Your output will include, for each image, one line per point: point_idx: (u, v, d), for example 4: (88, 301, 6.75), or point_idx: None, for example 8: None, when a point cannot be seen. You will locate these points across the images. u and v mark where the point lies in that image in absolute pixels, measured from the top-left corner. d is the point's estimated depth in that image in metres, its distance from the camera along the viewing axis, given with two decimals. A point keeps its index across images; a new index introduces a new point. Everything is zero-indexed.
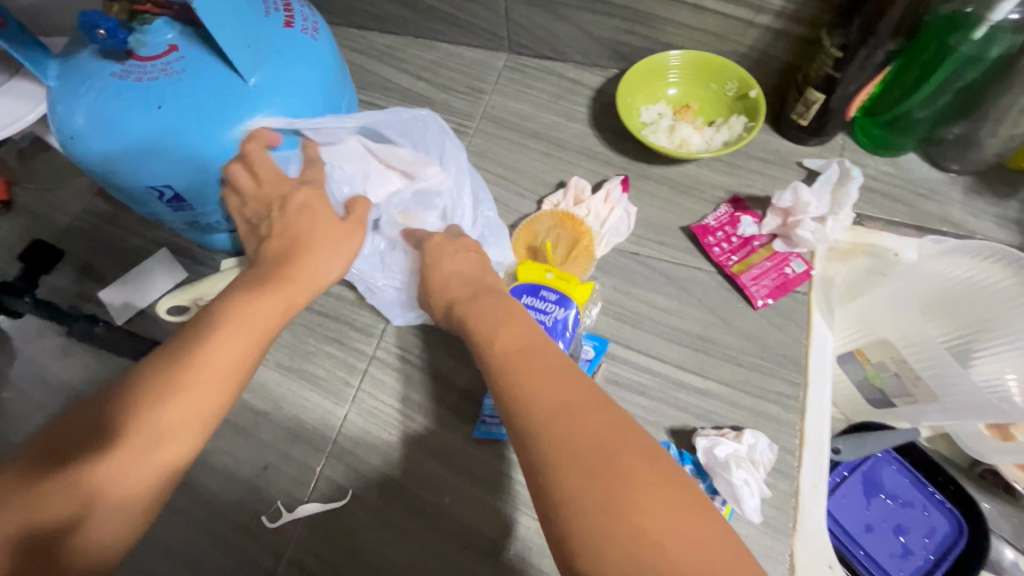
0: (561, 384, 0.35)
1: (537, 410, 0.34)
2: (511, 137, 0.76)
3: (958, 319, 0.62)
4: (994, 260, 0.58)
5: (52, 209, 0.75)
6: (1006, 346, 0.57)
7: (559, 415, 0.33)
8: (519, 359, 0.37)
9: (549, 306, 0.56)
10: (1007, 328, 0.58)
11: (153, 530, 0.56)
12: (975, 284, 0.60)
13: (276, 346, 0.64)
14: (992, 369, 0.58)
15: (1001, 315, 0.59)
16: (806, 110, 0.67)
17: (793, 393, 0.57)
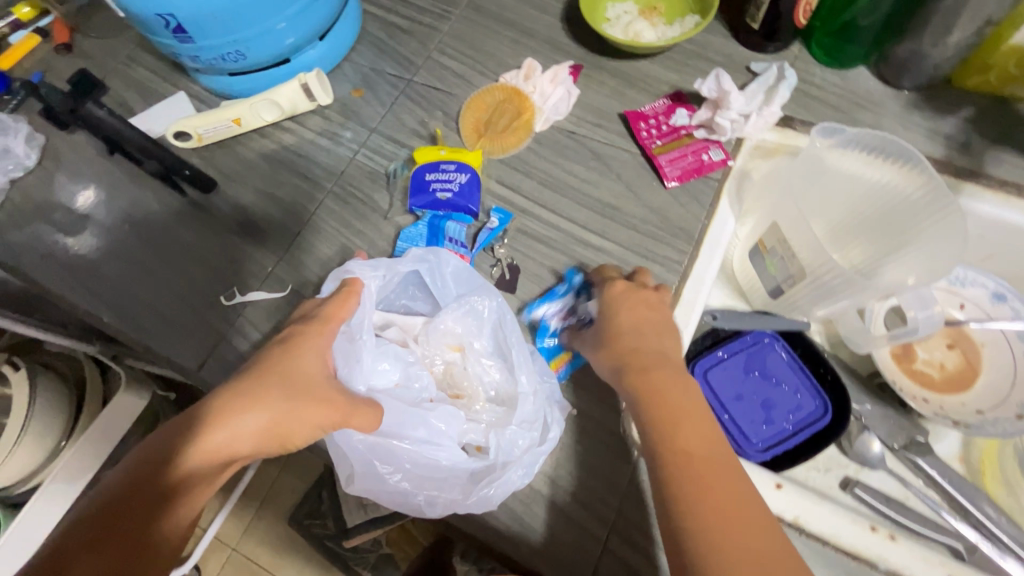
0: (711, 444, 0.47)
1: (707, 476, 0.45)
2: (486, 24, 0.82)
3: (866, 243, 0.65)
4: (903, 162, 0.59)
5: (97, 53, 0.89)
6: (913, 252, 0.58)
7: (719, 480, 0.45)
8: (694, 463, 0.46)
9: (449, 174, 0.66)
10: (914, 240, 0.59)
11: (142, 296, 0.71)
12: (882, 190, 0.62)
13: (256, 177, 0.76)
14: (895, 276, 0.59)
15: (916, 227, 0.59)
16: (757, 11, 0.70)
17: (679, 259, 0.63)
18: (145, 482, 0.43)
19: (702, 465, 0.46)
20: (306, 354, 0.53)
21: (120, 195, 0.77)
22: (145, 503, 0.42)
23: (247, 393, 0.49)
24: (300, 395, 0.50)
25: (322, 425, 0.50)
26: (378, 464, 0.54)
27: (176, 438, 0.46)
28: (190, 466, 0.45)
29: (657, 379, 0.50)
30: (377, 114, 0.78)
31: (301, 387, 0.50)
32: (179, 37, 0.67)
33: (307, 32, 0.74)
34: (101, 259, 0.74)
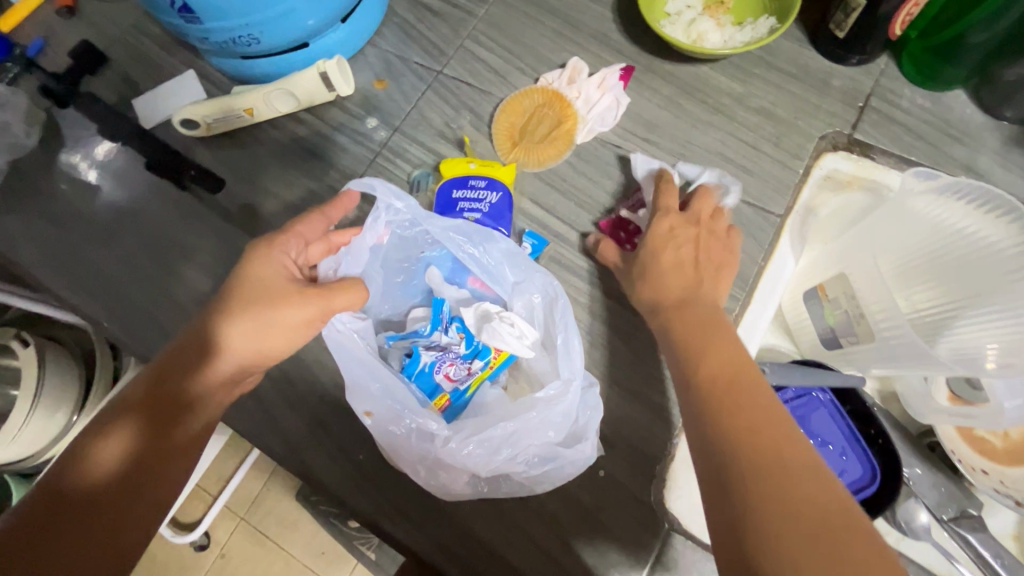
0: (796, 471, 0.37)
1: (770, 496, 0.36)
2: (528, 11, 0.73)
3: (945, 291, 0.55)
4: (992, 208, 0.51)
5: (102, 18, 0.82)
6: (993, 316, 0.50)
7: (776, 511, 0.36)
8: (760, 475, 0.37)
9: (478, 193, 0.59)
10: (996, 301, 0.51)
11: (145, 298, 0.67)
12: (968, 239, 0.53)
13: (268, 173, 0.70)
14: (971, 341, 0.52)
15: (1001, 285, 0.51)
16: (845, 18, 0.61)
17: (729, 306, 0.57)
18: (113, 429, 0.43)
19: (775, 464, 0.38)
20: (267, 264, 0.51)
21: (124, 185, 0.72)
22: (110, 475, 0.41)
23: (198, 339, 0.48)
24: (261, 311, 0.49)
25: (289, 335, 0.51)
26: (363, 386, 0.52)
27: (133, 400, 0.45)
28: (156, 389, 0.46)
29: (715, 366, 0.45)
30: (401, 110, 0.71)
31: (262, 299, 0.49)
32: (186, 18, 0.61)
33: (329, 15, 0.67)
34: (101, 253, 0.69)
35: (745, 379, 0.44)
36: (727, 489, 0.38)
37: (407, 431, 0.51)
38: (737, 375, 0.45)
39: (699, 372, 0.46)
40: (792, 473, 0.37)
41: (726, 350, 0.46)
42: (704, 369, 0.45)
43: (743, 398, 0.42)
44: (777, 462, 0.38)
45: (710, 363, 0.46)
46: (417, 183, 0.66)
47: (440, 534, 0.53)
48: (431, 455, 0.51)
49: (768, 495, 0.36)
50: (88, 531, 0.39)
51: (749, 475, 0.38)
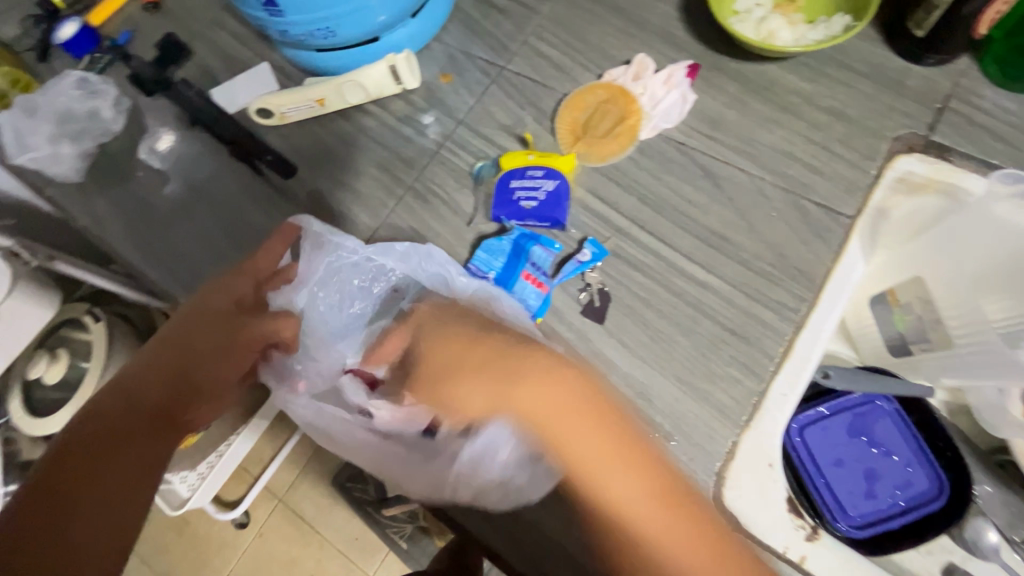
0: (626, 476, 0.42)
1: (633, 505, 0.42)
2: (592, 9, 0.74)
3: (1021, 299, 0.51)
4: None
5: (184, 13, 0.87)
6: None
7: (656, 520, 0.41)
8: (584, 445, 0.43)
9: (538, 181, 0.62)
10: None
11: (215, 277, 0.70)
12: None
13: (334, 162, 0.73)
14: None
15: None
16: (926, 16, 0.59)
17: (794, 306, 0.56)
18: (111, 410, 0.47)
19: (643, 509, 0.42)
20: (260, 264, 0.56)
21: (199, 169, 0.76)
22: (84, 490, 0.42)
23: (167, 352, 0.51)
24: (226, 329, 0.53)
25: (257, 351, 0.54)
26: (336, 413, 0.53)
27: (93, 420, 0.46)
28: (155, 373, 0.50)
29: (528, 393, 0.43)
30: (464, 104, 0.72)
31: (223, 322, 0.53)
32: (272, 10, 0.64)
33: (401, 9, 0.69)
34: (177, 233, 0.73)
35: (561, 378, 0.44)
36: (589, 481, 0.43)
37: (386, 454, 0.52)
38: (513, 380, 0.44)
39: (515, 399, 0.44)
40: (627, 451, 0.43)
41: (533, 394, 0.43)
42: (520, 395, 0.44)
43: (553, 418, 0.43)
44: (628, 474, 0.43)
45: (570, 423, 0.43)
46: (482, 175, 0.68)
47: None
48: (419, 474, 0.50)
49: (624, 485, 0.42)
50: (36, 557, 0.38)
51: (612, 493, 0.42)
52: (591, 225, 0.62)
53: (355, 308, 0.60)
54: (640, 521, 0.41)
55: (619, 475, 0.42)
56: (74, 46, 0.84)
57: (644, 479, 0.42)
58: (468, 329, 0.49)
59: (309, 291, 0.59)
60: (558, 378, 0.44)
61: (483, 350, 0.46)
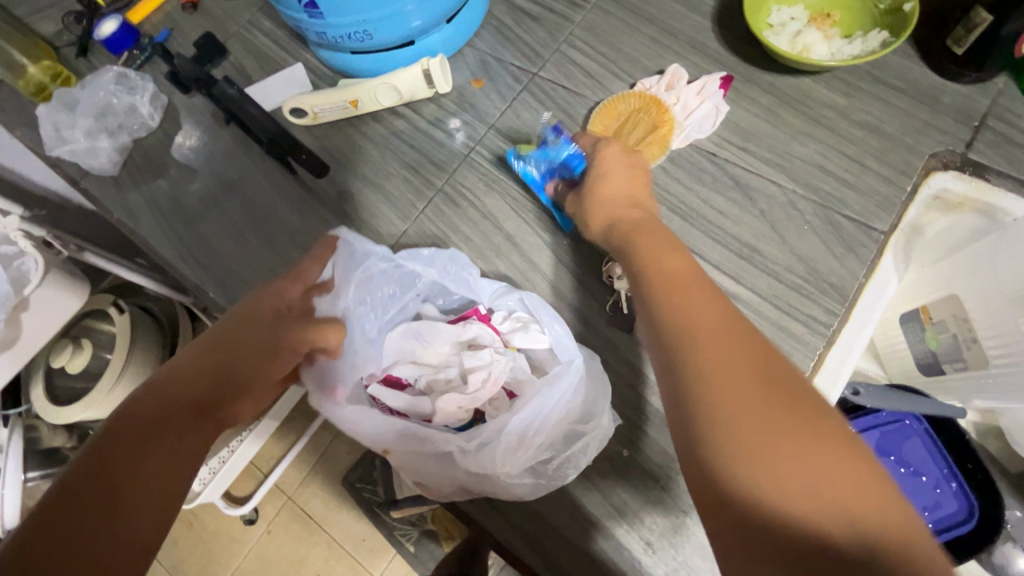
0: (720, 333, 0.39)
1: (705, 361, 0.38)
2: (625, 19, 0.75)
3: None
4: None
5: (223, 13, 0.89)
6: None
7: (724, 386, 0.36)
8: (681, 318, 0.41)
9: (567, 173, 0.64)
10: None
11: (245, 273, 0.71)
12: None
13: (366, 163, 0.74)
14: None
15: None
16: (966, 34, 0.60)
17: (826, 321, 0.55)
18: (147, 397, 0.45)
19: (715, 351, 0.38)
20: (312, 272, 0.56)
21: (232, 166, 0.77)
22: (118, 484, 0.39)
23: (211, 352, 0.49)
24: (266, 334, 0.52)
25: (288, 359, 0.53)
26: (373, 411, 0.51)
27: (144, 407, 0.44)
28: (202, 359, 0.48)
29: (649, 246, 0.50)
30: (495, 109, 0.73)
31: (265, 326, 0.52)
32: (311, 12, 0.65)
33: (437, 14, 0.70)
34: (209, 227, 0.74)
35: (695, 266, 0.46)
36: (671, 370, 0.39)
37: (424, 450, 0.50)
38: (665, 248, 0.49)
39: (651, 262, 0.47)
40: (735, 336, 0.39)
41: (684, 267, 0.46)
42: (663, 267, 0.46)
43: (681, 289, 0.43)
44: (724, 331, 0.39)
45: (686, 283, 0.44)
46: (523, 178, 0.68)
47: (519, 523, 0.53)
48: (457, 468, 0.50)
49: (723, 384, 0.36)
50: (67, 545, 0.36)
51: (704, 357, 0.38)
52: None
53: (385, 318, 0.59)
54: (724, 391, 0.36)
55: (734, 355, 0.38)
56: (114, 44, 0.87)
57: (781, 394, 0.36)
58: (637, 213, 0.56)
59: (345, 298, 0.57)
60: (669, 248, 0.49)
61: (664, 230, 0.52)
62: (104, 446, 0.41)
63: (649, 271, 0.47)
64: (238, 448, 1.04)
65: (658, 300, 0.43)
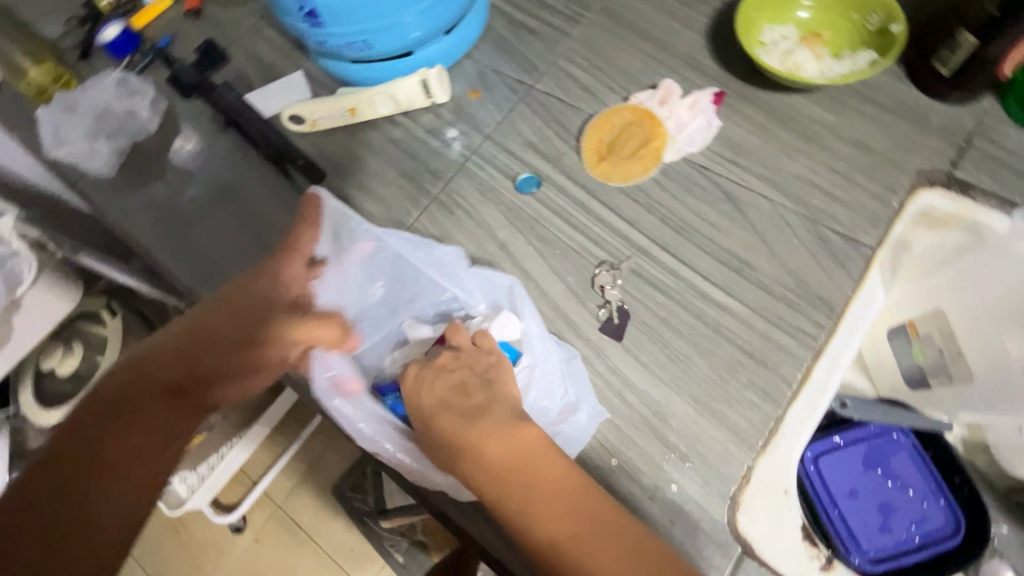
0: (562, 522, 0.45)
1: (559, 527, 0.44)
2: (621, 34, 0.76)
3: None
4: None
5: (226, 20, 0.90)
6: None
7: (581, 533, 0.44)
8: (541, 522, 0.45)
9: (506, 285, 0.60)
10: None
11: (239, 276, 0.71)
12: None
13: (363, 170, 0.74)
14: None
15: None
16: (951, 55, 0.60)
17: (814, 333, 0.56)
18: (130, 378, 0.51)
19: (540, 496, 0.45)
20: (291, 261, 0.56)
21: (229, 170, 0.78)
22: (106, 452, 0.48)
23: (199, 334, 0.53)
24: (250, 320, 0.54)
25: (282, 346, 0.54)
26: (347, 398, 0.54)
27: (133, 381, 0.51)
28: (177, 342, 0.53)
29: (506, 442, 0.47)
30: (492, 119, 0.74)
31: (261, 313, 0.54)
32: (312, 21, 0.66)
33: (436, 26, 0.71)
34: (205, 231, 0.74)
35: (558, 457, 0.47)
36: (552, 554, 0.44)
37: (419, 452, 0.53)
38: (522, 432, 0.48)
39: (483, 450, 0.47)
40: (578, 505, 0.45)
41: (520, 448, 0.47)
42: (529, 476, 0.46)
43: (539, 501, 0.45)
44: (564, 512, 0.45)
45: (540, 494, 0.46)
46: (519, 187, 0.68)
47: (506, 529, 0.53)
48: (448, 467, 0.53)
49: (582, 552, 0.43)
50: (52, 504, 0.45)
51: (584, 555, 0.43)
52: (612, 243, 0.63)
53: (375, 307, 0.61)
54: (577, 539, 0.44)
55: (586, 523, 0.44)
56: (116, 48, 0.88)
57: (568, 508, 0.45)
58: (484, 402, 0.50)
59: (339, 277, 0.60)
60: (537, 441, 0.48)
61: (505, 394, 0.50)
62: (90, 414, 0.49)
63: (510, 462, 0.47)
64: (227, 455, 1.04)
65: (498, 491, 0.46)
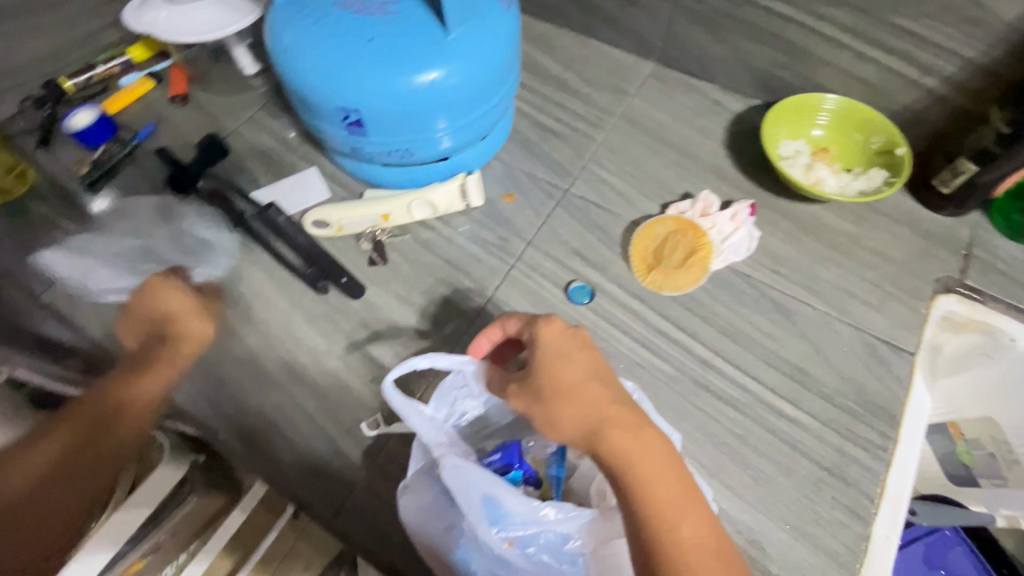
0: (676, 482, 0.41)
1: (649, 486, 0.40)
2: (646, 141, 0.79)
3: None
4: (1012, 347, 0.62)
5: (221, 109, 0.83)
6: None
7: (671, 509, 0.40)
8: (637, 466, 0.40)
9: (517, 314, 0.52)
10: None
11: (263, 402, 0.62)
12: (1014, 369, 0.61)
13: (398, 278, 0.69)
14: None
15: None
16: (952, 178, 0.68)
17: (882, 443, 0.58)
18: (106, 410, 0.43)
19: (657, 482, 0.40)
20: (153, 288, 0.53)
21: (238, 277, 0.70)
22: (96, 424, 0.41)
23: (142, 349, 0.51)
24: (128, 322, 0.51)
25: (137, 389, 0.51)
26: (499, 503, 0.44)
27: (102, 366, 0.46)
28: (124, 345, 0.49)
29: (619, 437, 0.41)
30: (531, 224, 0.73)
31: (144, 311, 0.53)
32: (353, 129, 0.64)
33: (473, 135, 0.69)
34: (215, 351, 0.65)
35: (669, 456, 0.42)
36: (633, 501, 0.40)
37: None
38: (608, 416, 0.42)
39: (603, 441, 0.42)
40: (689, 499, 0.40)
41: (592, 368, 0.45)
42: (608, 440, 0.41)
43: (613, 424, 0.42)
44: (665, 484, 0.40)
45: (656, 479, 0.40)
46: (573, 298, 0.66)
47: None
48: None
49: (673, 530, 0.39)
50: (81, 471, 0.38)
51: (666, 538, 0.39)
52: (676, 355, 0.63)
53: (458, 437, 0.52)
54: (661, 506, 0.40)
55: (691, 516, 0.40)
56: (88, 137, 0.78)
57: (693, 516, 0.40)
58: (579, 351, 0.45)
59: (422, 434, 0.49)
60: (652, 443, 0.42)
61: (596, 361, 0.45)
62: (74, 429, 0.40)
63: (602, 459, 0.42)
64: None
65: (612, 418, 0.42)
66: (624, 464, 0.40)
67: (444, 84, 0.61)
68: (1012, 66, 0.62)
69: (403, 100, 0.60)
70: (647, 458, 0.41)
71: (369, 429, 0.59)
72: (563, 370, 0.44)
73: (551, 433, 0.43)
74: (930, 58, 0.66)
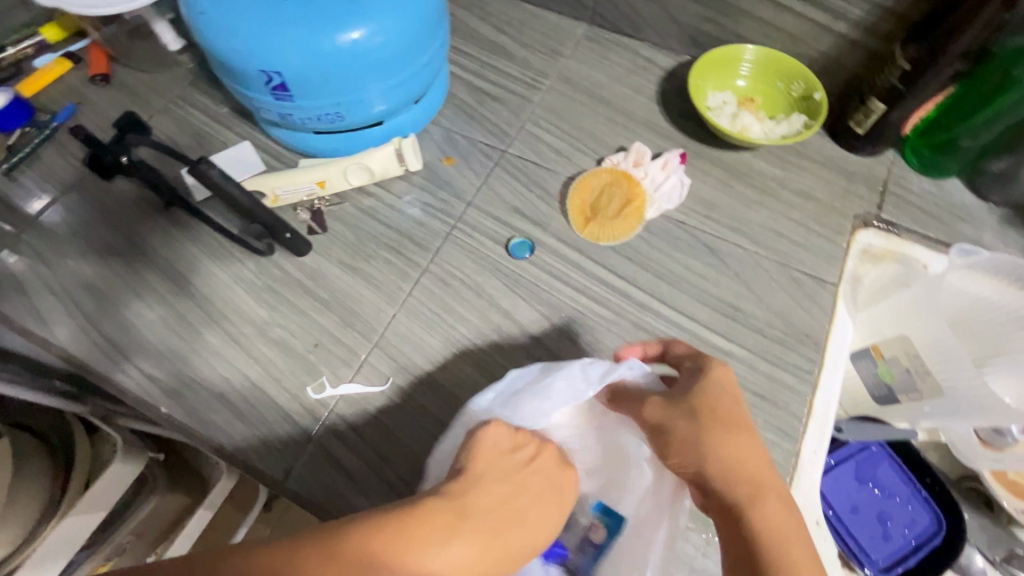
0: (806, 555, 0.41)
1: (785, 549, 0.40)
2: (581, 99, 0.80)
3: (976, 342, 0.63)
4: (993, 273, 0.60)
5: (146, 87, 0.81)
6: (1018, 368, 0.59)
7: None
8: (779, 526, 0.41)
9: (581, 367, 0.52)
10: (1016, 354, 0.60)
11: (208, 377, 0.62)
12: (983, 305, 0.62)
13: (340, 245, 0.69)
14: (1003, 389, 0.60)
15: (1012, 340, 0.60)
16: (865, 118, 0.71)
17: (808, 368, 0.62)
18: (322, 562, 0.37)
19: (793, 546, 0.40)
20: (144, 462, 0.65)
21: (173, 254, 0.68)
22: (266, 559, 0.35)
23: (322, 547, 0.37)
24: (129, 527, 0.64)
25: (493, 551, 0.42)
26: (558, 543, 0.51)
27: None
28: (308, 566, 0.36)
29: (768, 503, 0.42)
30: (471, 186, 0.73)
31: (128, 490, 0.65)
32: (279, 94, 0.63)
33: (405, 98, 0.69)
34: (155, 329, 0.64)
35: (801, 532, 0.42)
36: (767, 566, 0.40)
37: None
38: (762, 478, 0.43)
39: (755, 500, 0.42)
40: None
41: (743, 424, 0.46)
42: (758, 499, 0.42)
43: (764, 487, 0.43)
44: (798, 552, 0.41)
45: (795, 547, 0.41)
46: (514, 253, 0.68)
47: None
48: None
49: None
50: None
51: None
52: (616, 302, 0.65)
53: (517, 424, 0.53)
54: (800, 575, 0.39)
55: None
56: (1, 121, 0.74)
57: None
58: (733, 400, 0.47)
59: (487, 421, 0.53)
60: (794, 518, 0.42)
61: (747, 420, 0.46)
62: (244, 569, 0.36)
63: (751, 517, 0.41)
64: None
65: (756, 474, 0.43)
66: (770, 522, 0.41)
67: (369, 45, 0.60)
68: (914, 7, 0.65)
69: (326, 61, 0.60)
70: (787, 524, 0.41)
71: (315, 391, 0.61)
72: (721, 415, 0.45)
73: (697, 468, 0.44)
74: (841, 3, 0.69)
